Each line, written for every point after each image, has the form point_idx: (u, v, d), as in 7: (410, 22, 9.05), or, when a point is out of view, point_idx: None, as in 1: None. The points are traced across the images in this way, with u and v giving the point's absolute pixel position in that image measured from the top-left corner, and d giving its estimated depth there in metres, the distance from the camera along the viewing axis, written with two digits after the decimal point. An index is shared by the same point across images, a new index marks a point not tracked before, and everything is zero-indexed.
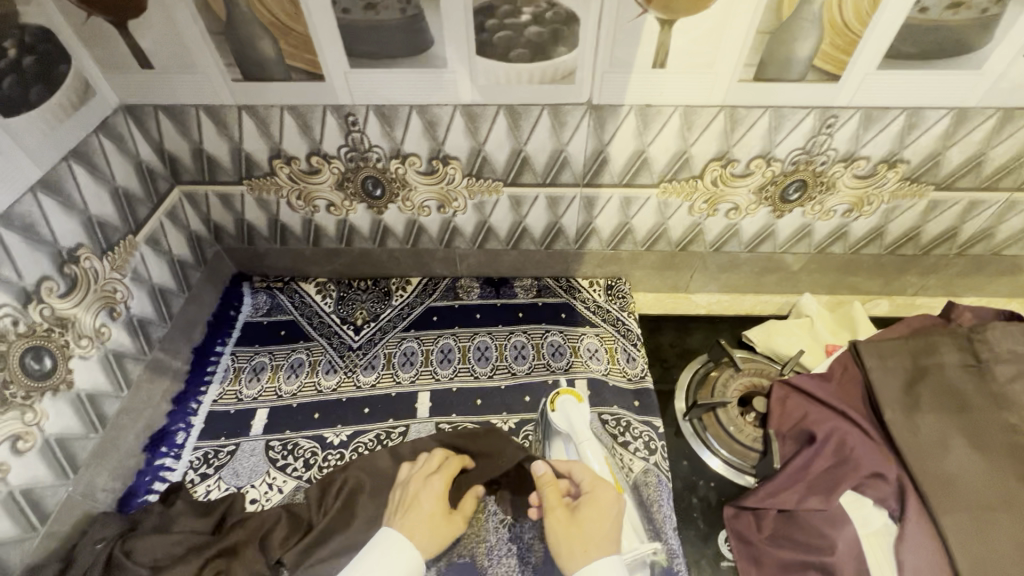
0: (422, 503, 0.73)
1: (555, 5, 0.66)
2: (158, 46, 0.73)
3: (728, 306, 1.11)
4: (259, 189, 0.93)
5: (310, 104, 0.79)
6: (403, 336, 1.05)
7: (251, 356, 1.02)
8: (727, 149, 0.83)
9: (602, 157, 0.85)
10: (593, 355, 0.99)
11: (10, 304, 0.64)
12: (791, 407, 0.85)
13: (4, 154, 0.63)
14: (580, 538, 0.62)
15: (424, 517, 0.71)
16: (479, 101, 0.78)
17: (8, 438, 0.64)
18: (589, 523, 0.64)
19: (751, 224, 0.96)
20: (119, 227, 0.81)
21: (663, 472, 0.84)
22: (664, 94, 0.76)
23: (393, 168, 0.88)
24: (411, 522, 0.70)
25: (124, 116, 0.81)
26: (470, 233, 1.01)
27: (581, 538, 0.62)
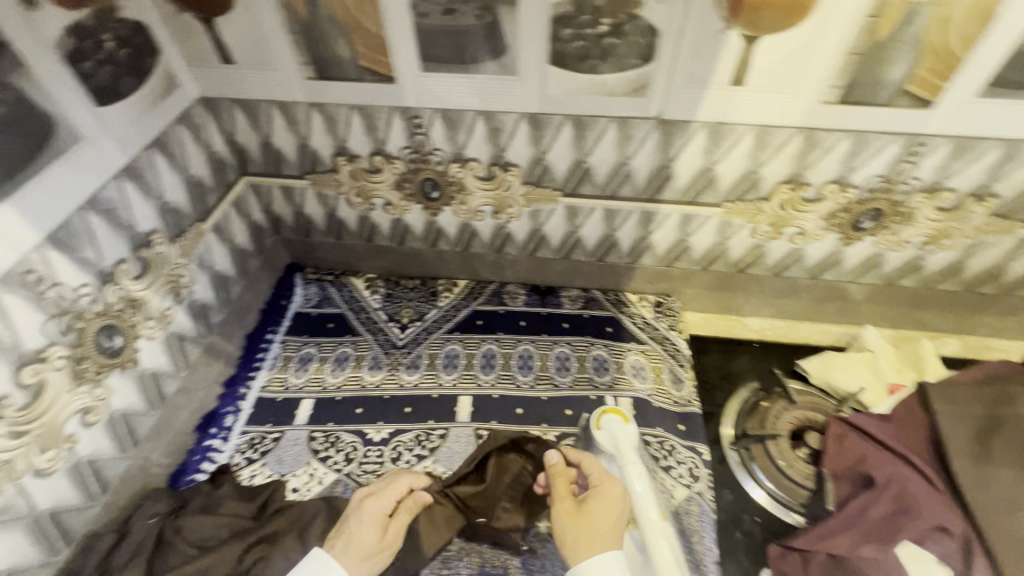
0: (349, 520, 0.71)
1: (635, 17, 0.65)
2: (240, 42, 0.76)
3: (783, 332, 1.07)
4: (320, 184, 0.95)
5: (379, 105, 0.80)
6: (448, 337, 1.06)
7: (299, 346, 1.04)
8: (799, 172, 0.80)
9: (666, 173, 0.83)
10: (639, 374, 0.97)
11: (90, 284, 0.67)
12: (848, 447, 0.80)
13: (95, 141, 0.66)
14: (586, 535, 0.63)
15: (354, 540, 0.69)
16: (547, 110, 0.77)
17: (80, 410, 0.68)
18: (595, 518, 0.65)
19: (816, 249, 0.92)
20: (189, 214, 0.84)
21: (706, 502, 0.80)
22: (739, 112, 0.73)
23: (452, 171, 0.89)
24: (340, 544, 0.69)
25: (202, 107, 0.84)
26: (522, 240, 1.00)
27: (587, 534, 0.63)
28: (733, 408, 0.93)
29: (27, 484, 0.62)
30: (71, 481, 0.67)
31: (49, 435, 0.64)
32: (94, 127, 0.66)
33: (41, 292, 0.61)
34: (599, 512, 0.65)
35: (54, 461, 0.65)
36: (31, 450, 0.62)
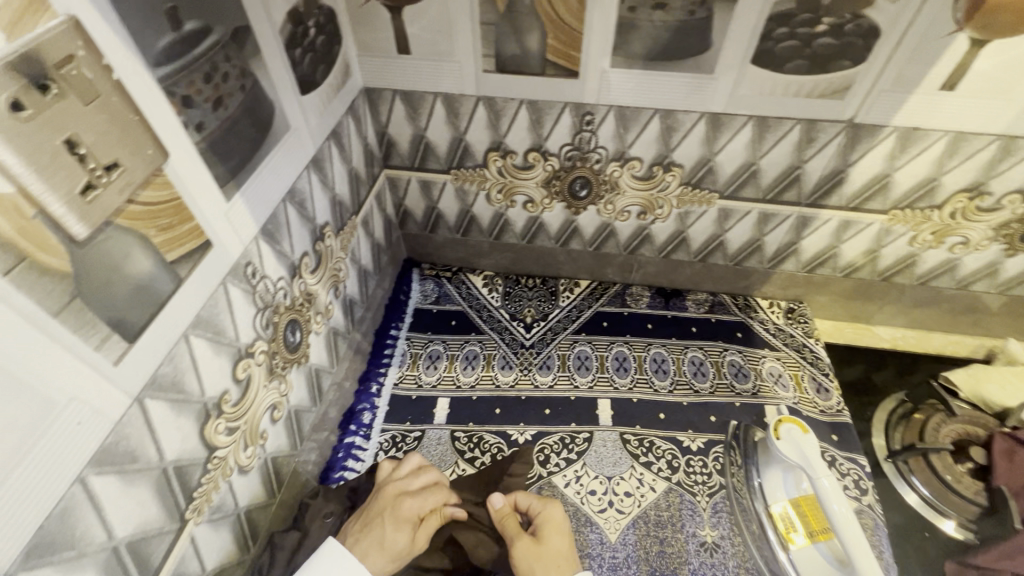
0: (382, 519, 0.66)
1: (860, 17, 0.63)
2: (422, 32, 0.74)
3: (916, 342, 1.05)
4: (463, 180, 0.94)
5: (552, 101, 0.79)
6: (575, 338, 1.04)
7: (426, 343, 1.02)
8: (983, 181, 0.78)
9: (838, 178, 0.81)
10: (780, 381, 0.95)
11: (284, 276, 0.66)
12: (1022, 465, 0.79)
13: (297, 131, 0.64)
14: (556, 552, 0.64)
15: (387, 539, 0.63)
16: (732, 110, 0.75)
17: (269, 407, 0.66)
18: (554, 541, 0.65)
19: (975, 259, 0.90)
20: (349, 208, 0.82)
21: (878, 515, 0.79)
22: (939, 118, 0.71)
23: (609, 170, 0.87)
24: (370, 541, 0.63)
25: (364, 98, 0.82)
26: (661, 242, 0.98)
27: (551, 560, 0.63)
28: (881, 419, 0.92)
29: (234, 481, 0.60)
30: (261, 478, 0.66)
31: (249, 432, 0.62)
32: (298, 118, 0.64)
33: (254, 285, 0.60)
34: (551, 536, 0.66)
35: (252, 458, 0.63)
36: (238, 446, 0.60)
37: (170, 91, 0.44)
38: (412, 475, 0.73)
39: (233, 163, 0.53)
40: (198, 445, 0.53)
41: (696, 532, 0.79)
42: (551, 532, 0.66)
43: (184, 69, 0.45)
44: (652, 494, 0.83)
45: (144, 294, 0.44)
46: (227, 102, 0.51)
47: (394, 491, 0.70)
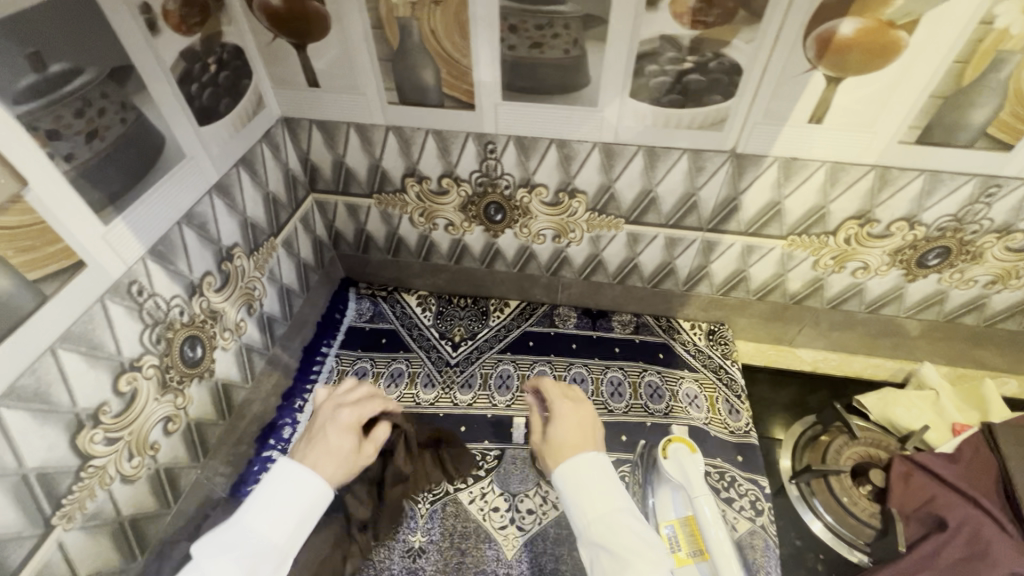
0: (327, 429, 0.67)
1: (721, 56, 0.67)
2: (328, 68, 0.79)
3: (836, 365, 1.06)
4: (386, 204, 0.98)
5: (456, 131, 0.83)
6: (499, 357, 1.06)
7: (354, 360, 1.06)
8: (868, 210, 0.80)
9: (733, 205, 0.84)
10: (692, 402, 0.97)
11: (180, 295, 0.70)
12: (914, 486, 0.80)
13: (195, 159, 0.69)
14: (561, 440, 0.66)
15: (328, 448, 0.65)
16: (622, 140, 0.79)
17: (162, 418, 0.69)
18: (568, 437, 0.66)
19: (878, 284, 0.92)
20: (265, 229, 0.87)
21: (771, 536, 0.79)
22: (813, 149, 0.75)
23: (519, 196, 0.90)
24: (317, 456, 0.63)
25: (282, 127, 0.87)
26: (579, 264, 1.01)
27: (562, 447, 0.65)
28: (789, 441, 0.93)
29: (115, 489, 0.63)
30: (151, 488, 0.69)
31: (135, 443, 0.65)
32: (195, 147, 0.69)
33: (141, 303, 0.63)
34: (562, 429, 0.67)
35: (139, 468, 0.66)
36: (121, 456, 0.63)
37: (32, 126, 0.48)
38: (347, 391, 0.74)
39: (112, 190, 0.57)
40: (68, 453, 0.56)
41: None
42: (558, 423, 0.68)
43: (49, 106, 0.50)
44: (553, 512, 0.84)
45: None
46: (103, 134, 0.55)
47: (339, 404, 0.71)
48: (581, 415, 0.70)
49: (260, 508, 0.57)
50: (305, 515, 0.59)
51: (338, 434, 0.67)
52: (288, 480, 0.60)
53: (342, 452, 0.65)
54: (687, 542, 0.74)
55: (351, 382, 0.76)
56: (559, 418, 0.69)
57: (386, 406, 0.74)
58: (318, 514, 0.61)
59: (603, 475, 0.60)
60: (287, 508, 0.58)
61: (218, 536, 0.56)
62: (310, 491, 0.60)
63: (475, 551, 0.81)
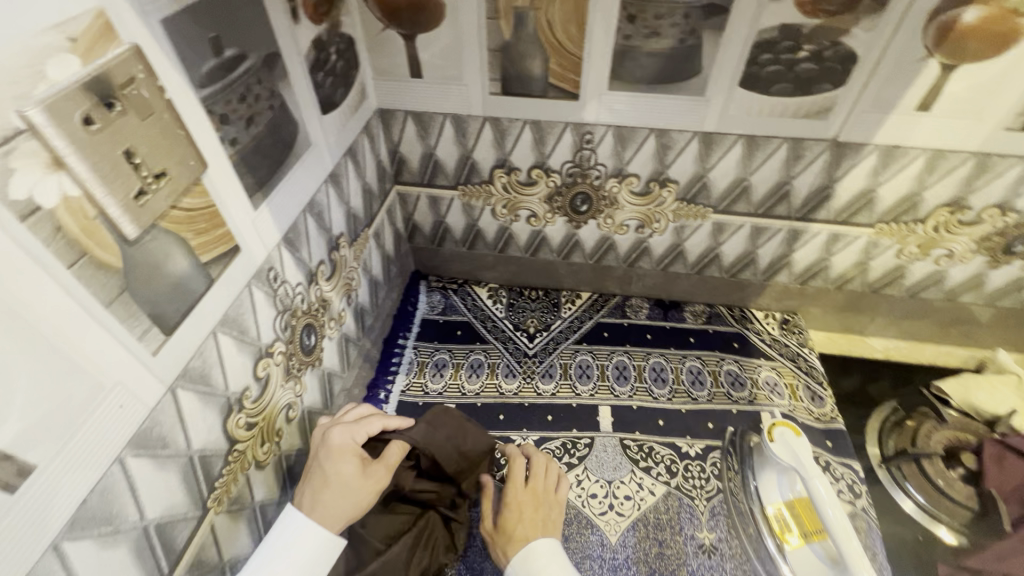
0: (323, 461, 0.66)
1: (838, 44, 0.68)
2: (433, 58, 0.80)
3: (909, 353, 1.08)
4: (470, 196, 0.99)
5: (554, 121, 0.84)
6: (576, 348, 1.07)
7: (432, 352, 1.06)
8: (963, 196, 0.82)
9: (826, 193, 0.86)
10: (775, 389, 0.98)
11: (302, 282, 0.70)
12: (1010, 470, 0.82)
13: (318, 148, 0.70)
14: (519, 521, 0.71)
15: (329, 486, 0.64)
16: (723, 129, 0.80)
17: (284, 406, 0.70)
18: (526, 522, 0.71)
19: (960, 272, 0.93)
20: (361, 220, 0.87)
21: (872, 519, 0.81)
22: (917, 137, 0.76)
23: (608, 186, 0.92)
24: (316, 499, 0.63)
25: (377, 119, 0.88)
26: (659, 254, 1.02)
27: (519, 531, 0.70)
28: (875, 426, 0.94)
29: (251, 474, 0.64)
30: (275, 473, 0.69)
31: (266, 428, 0.66)
32: (319, 135, 0.69)
33: (275, 289, 0.64)
34: (523, 510, 0.72)
35: (268, 453, 0.67)
36: (256, 441, 0.64)
37: (211, 109, 0.49)
38: (349, 416, 0.73)
39: (260, 175, 0.58)
40: (220, 436, 0.57)
41: (695, 534, 0.81)
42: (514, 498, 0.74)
43: (223, 90, 0.50)
44: (651, 498, 0.85)
45: (183, 292, 0.48)
46: (257, 120, 0.56)
47: (331, 428, 0.70)
48: (539, 507, 0.73)
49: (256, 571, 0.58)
50: (309, 563, 0.60)
51: (333, 461, 0.66)
52: (292, 532, 0.61)
53: (341, 487, 0.64)
54: (796, 523, 0.80)
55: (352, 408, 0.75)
56: (518, 498, 0.74)
57: (385, 426, 0.72)
58: (323, 560, 0.61)
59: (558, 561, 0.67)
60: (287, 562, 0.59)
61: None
62: (315, 547, 0.61)
63: (579, 535, 0.82)
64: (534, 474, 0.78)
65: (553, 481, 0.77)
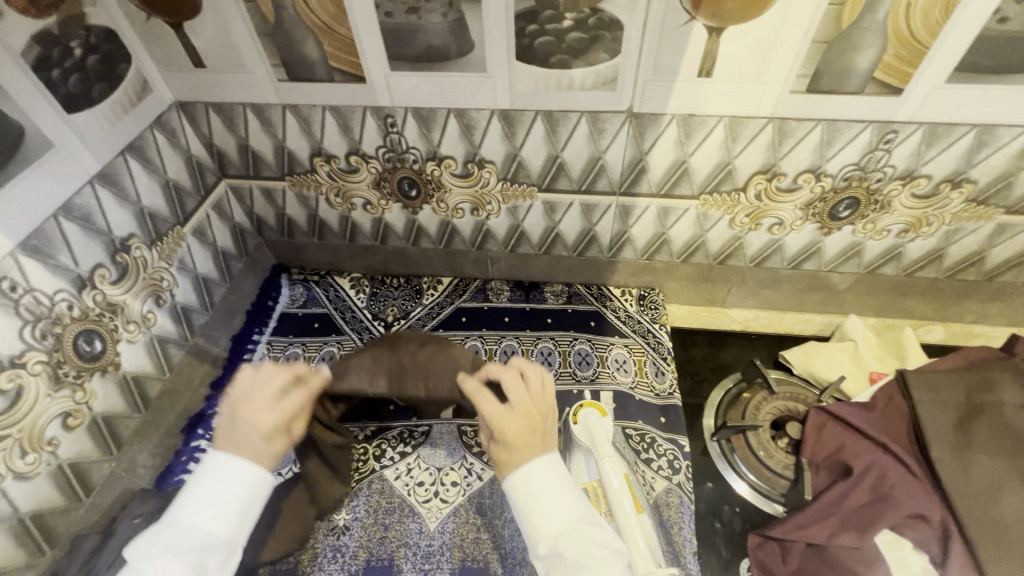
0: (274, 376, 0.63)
1: (599, 11, 0.65)
2: (211, 47, 0.76)
3: (767, 323, 1.07)
4: (300, 185, 0.96)
5: (352, 106, 0.81)
6: (431, 335, 1.06)
7: (285, 346, 1.05)
8: (773, 163, 0.79)
9: (640, 166, 0.83)
10: (620, 367, 0.97)
11: (67, 289, 0.68)
12: (827, 437, 0.81)
13: (67, 149, 0.67)
14: (497, 435, 0.60)
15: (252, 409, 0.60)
16: (517, 106, 0.77)
17: (60, 414, 0.68)
18: (519, 425, 0.61)
19: (796, 240, 0.91)
20: (168, 219, 0.85)
21: (686, 493, 0.81)
22: (708, 104, 0.73)
23: (429, 170, 0.89)
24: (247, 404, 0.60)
25: (178, 112, 0.85)
26: (502, 236, 1.00)
27: (501, 438, 0.59)
28: (713, 401, 0.94)
29: (9, 487, 0.63)
30: (54, 482, 0.68)
31: (29, 439, 0.65)
32: (65, 135, 0.66)
33: (17, 299, 0.62)
34: (496, 410, 0.61)
35: (35, 464, 0.66)
36: (12, 453, 0.63)
37: None
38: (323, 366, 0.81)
39: None
40: None
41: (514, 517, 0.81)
42: (493, 405, 0.62)
43: None
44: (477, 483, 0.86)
45: None
46: None
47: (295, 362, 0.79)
48: (525, 400, 0.63)
49: (197, 504, 0.54)
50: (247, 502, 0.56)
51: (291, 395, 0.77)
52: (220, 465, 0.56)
53: (277, 413, 0.60)
54: (597, 504, 0.72)
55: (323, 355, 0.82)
56: (486, 407, 0.62)
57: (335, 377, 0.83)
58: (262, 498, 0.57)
59: (556, 479, 0.58)
60: (227, 495, 0.55)
61: (163, 535, 0.53)
62: (241, 487, 0.56)
63: (399, 524, 0.82)
64: (504, 378, 0.66)
65: (547, 399, 0.65)
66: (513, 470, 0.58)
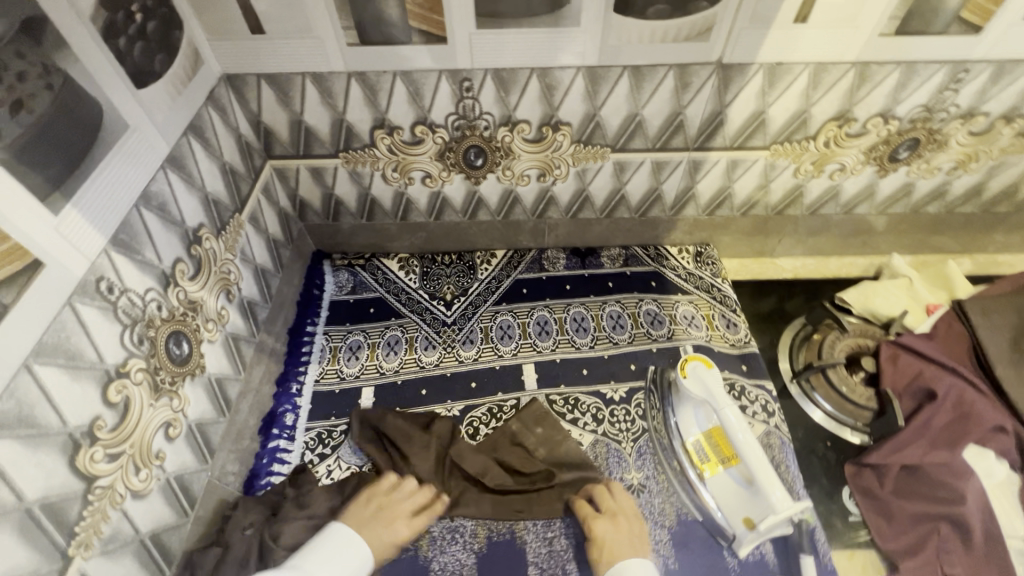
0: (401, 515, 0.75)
1: None
2: (273, 9, 0.69)
3: (814, 269, 1.11)
4: (355, 162, 0.90)
5: (426, 70, 0.76)
6: (496, 309, 1.04)
7: (345, 335, 1.00)
8: (848, 108, 0.81)
9: (719, 119, 0.83)
10: (692, 322, 0.99)
11: (154, 287, 0.62)
12: (903, 365, 0.86)
13: (140, 129, 0.59)
14: (606, 546, 0.72)
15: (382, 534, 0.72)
16: (606, 62, 0.75)
17: (162, 424, 0.63)
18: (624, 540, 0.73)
19: (853, 184, 0.95)
20: (228, 206, 0.78)
21: (784, 433, 0.84)
22: (798, 51, 0.74)
23: (500, 136, 0.85)
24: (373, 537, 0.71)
25: (226, 86, 0.77)
26: (566, 202, 0.99)
27: (607, 550, 0.72)
28: (785, 344, 0.98)
29: (129, 507, 0.57)
30: (164, 498, 0.63)
31: (140, 455, 0.59)
32: (137, 114, 0.59)
33: (114, 301, 0.55)
34: (607, 535, 0.73)
35: (148, 480, 0.60)
36: (127, 471, 0.57)
37: None
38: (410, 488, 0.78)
39: (53, 172, 0.48)
40: (70, 477, 0.50)
41: (621, 475, 0.83)
42: (607, 532, 0.73)
43: None
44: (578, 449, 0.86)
45: None
46: (28, 103, 0.46)
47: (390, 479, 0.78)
48: (624, 525, 0.74)
49: None
50: None
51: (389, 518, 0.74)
52: None
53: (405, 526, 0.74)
54: (714, 453, 0.78)
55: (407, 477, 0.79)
56: (601, 530, 0.74)
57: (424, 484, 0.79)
58: None
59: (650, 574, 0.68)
60: None
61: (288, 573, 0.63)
62: None
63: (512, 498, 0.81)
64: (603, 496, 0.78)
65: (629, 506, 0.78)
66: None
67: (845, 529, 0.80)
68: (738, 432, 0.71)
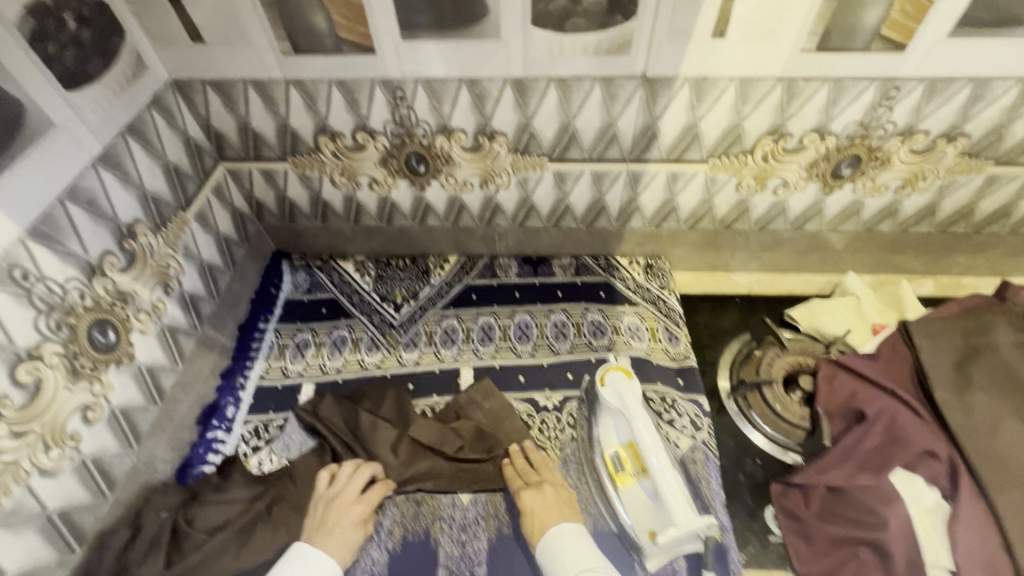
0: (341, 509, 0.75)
1: None
2: (210, 19, 0.73)
3: (769, 285, 1.10)
4: (303, 166, 0.93)
5: (359, 79, 0.79)
6: (443, 313, 1.05)
7: (294, 333, 1.03)
8: (781, 124, 0.81)
9: (651, 132, 0.84)
10: (635, 334, 0.99)
11: (77, 277, 0.65)
12: (838, 386, 0.85)
13: (68, 128, 0.63)
14: (536, 520, 0.75)
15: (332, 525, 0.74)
16: (532, 74, 0.77)
17: (80, 407, 0.66)
18: (544, 512, 0.76)
19: (799, 201, 0.94)
20: (171, 203, 0.82)
21: (711, 449, 0.83)
22: (721, 66, 0.74)
23: (438, 144, 0.88)
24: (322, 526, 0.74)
25: (173, 91, 0.81)
26: (511, 211, 1.00)
27: (536, 521, 0.75)
28: (727, 361, 0.96)
29: (35, 484, 0.61)
30: (78, 478, 0.66)
31: (52, 435, 0.62)
32: (66, 114, 0.63)
33: (29, 288, 0.59)
34: (536, 507, 0.76)
35: (60, 460, 0.63)
36: (35, 449, 0.60)
37: None
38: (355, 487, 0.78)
39: None
40: None
41: None
42: (535, 504, 0.76)
43: None
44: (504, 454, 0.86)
45: None
46: None
47: (329, 482, 0.79)
48: (548, 493, 0.77)
49: None
50: None
51: (339, 513, 0.75)
52: None
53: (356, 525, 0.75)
54: (629, 464, 0.77)
55: (351, 467, 0.80)
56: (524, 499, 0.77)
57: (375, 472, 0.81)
58: None
59: (581, 546, 0.71)
60: None
61: None
62: None
63: (433, 502, 0.81)
64: (533, 472, 0.81)
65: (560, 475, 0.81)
66: (550, 543, 0.72)
67: (765, 548, 0.79)
68: (646, 439, 0.72)
